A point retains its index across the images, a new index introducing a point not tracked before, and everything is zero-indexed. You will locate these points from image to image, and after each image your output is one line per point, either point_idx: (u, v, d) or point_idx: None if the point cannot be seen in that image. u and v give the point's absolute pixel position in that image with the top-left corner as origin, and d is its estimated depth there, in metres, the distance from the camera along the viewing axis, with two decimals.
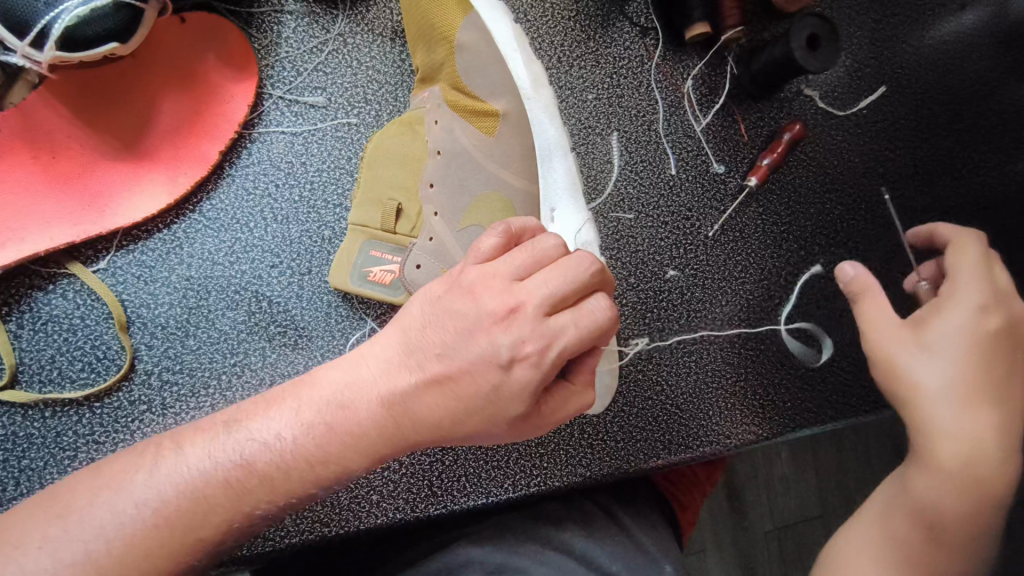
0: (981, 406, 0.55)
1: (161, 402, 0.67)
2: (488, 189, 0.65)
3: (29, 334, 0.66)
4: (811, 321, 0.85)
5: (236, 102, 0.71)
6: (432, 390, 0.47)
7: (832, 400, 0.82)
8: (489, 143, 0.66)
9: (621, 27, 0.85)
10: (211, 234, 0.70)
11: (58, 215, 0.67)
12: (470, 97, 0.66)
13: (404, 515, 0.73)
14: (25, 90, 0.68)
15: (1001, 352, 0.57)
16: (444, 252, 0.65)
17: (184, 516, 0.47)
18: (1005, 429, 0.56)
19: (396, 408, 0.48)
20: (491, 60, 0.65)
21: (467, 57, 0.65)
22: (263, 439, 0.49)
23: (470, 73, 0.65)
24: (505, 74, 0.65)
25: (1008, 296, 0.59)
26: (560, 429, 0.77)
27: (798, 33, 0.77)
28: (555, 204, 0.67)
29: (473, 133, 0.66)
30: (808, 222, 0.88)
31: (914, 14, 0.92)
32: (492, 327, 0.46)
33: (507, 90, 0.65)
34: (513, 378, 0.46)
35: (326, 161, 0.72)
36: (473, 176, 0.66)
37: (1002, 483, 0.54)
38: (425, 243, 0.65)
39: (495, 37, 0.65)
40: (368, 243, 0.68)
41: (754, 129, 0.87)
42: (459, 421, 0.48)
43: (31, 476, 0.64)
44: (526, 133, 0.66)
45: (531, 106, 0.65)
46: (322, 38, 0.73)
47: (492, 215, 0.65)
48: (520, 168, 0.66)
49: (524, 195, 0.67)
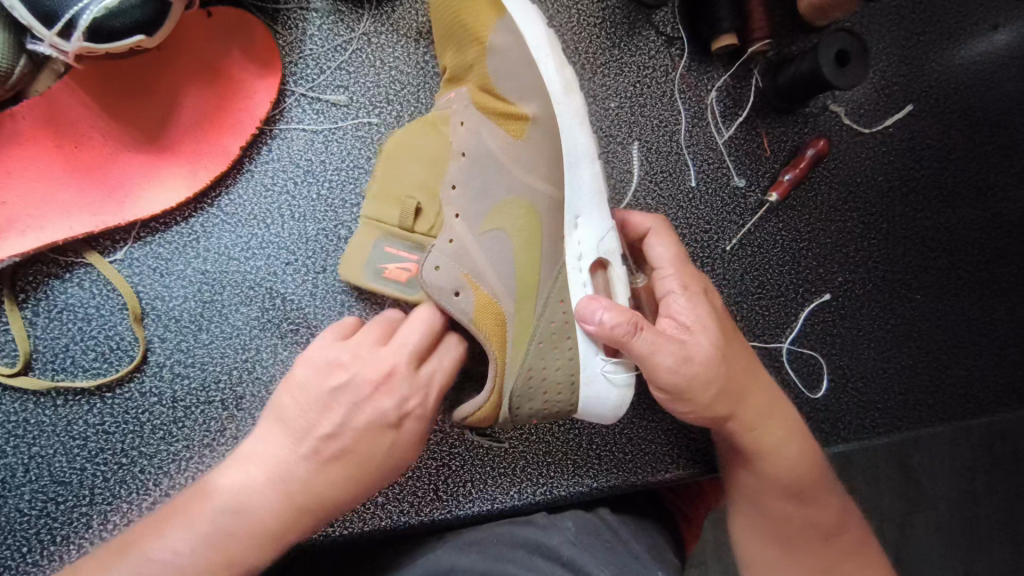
0: (742, 366, 0.62)
1: (172, 394, 0.67)
2: (512, 194, 0.63)
3: (45, 322, 0.67)
4: (819, 342, 0.87)
5: (259, 98, 0.71)
6: (339, 463, 0.54)
7: (845, 422, 0.86)
8: (515, 146, 0.63)
9: (647, 35, 0.83)
10: (228, 229, 0.70)
11: (78, 206, 0.67)
12: (499, 99, 0.64)
13: (407, 519, 0.72)
14: (51, 79, 0.67)
15: (718, 310, 0.64)
16: (464, 255, 0.62)
17: None
18: (758, 375, 0.64)
19: (303, 490, 0.54)
20: (524, 62, 0.63)
21: (497, 59, 0.64)
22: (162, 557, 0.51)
23: (498, 76, 0.64)
24: (538, 80, 0.63)
25: (680, 265, 0.65)
26: (568, 438, 0.77)
27: (826, 50, 0.76)
28: (580, 211, 0.64)
29: (500, 134, 0.64)
30: (829, 239, 0.88)
31: (944, 33, 0.92)
32: (374, 393, 0.55)
33: (538, 93, 0.63)
34: (403, 429, 0.56)
35: (345, 160, 0.72)
36: (497, 179, 0.63)
37: (787, 418, 0.65)
38: (445, 244, 0.62)
39: (528, 39, 0.64)
40: (382, 238, 0.68)
41: (777, 143, 0.86)
42: (359, 485, 0.55)
43: (40, 463, 0.65)
44: (557, 138, 0.63)
45: (563, 111, 0.63)
46: (347, 37, 0.73)
47: (516, 221, 0.63)
48: (550, 174, 0.63)
49: (551, 201, 0.63)
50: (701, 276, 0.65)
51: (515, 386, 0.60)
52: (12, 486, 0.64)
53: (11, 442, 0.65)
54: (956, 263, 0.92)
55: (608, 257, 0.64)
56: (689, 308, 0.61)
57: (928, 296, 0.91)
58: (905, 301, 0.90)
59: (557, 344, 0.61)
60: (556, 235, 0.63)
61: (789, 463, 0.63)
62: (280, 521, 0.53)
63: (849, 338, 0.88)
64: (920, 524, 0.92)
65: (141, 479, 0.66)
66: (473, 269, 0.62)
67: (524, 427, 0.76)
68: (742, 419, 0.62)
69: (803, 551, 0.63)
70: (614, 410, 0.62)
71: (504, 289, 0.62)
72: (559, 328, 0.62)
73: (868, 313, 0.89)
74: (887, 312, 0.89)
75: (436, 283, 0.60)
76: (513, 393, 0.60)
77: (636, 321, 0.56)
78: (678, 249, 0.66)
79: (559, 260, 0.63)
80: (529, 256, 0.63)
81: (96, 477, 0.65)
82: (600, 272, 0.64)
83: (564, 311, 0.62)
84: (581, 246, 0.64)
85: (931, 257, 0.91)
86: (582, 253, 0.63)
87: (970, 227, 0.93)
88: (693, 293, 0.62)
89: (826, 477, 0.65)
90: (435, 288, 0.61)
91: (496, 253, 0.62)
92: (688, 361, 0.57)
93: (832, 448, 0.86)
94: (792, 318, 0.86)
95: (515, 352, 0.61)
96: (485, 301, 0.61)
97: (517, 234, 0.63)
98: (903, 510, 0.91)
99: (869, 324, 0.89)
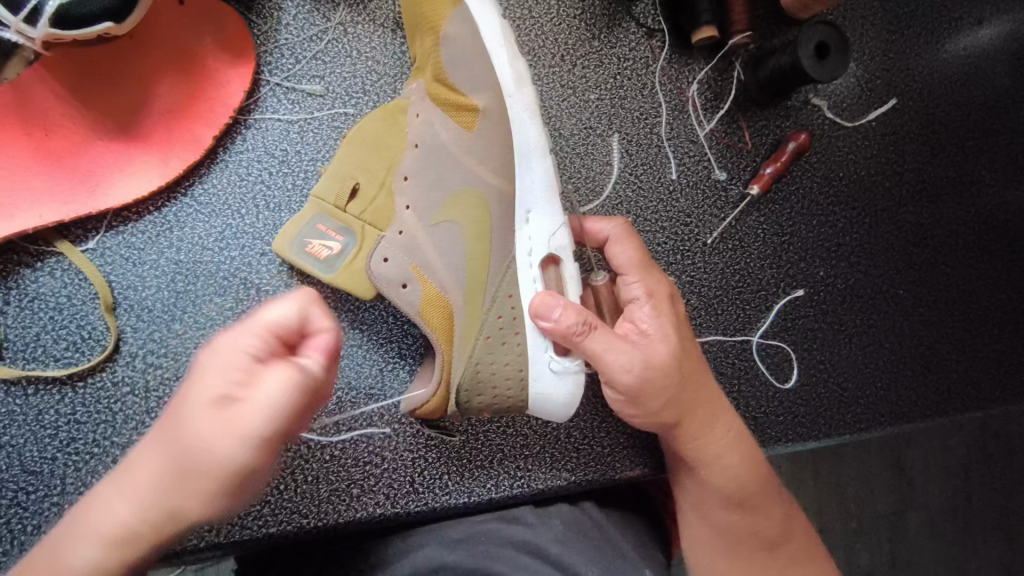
0: (696, 372, 0.62)
1: (144, 384, 0.67)
2: (462, 185, 0.63)
3: (16, 311, 0.66)
4: (801, 337, 0.86)
5: (232, 86, 0.70)
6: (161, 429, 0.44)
7: (827, 417, 0.86)
8: (467, 138, 0.63)
9: (628, 27, 0.83)
10: (202, 219, 0.69)
11: (47, 194, 0.66)
12: (453, 90, 0.64)
13: (383, 511, 0.72)
14: (21, 66, 0.67)
15: (683, 318, 0.64)
16: (413, 246, 0.63)
17: None
18: (708, 384, 0.64)
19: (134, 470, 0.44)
20: (475, 53, 0.63)
21: (451, 49, 0.64)
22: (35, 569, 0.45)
23: (451, 66, 0.64)
24: (488, 70, 0.63)
25: (646, 271, 0.65)
26: (546, 431, 0.77)
27: (806, 42, 0.76)
28: (532, 206, 0.63)
29: (452, 126, 0.64)
30: (811, 233, 0.87)
31: (929, 26, 0.91)
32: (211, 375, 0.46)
33: (488, 84, 0.63)
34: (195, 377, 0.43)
35: (320, 151, 0.72)
36: (448, 170, 0.64)
37: (730, 427, 0.65)
38: (395, 236, 0.64)
39: (481, 30, 0.64)
40: (318, 216, 0.67)
41: (758, 137, 0.86)
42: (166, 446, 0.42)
43: (12, 452, 0.65)
44: (506, 129, 0.62)
45: (513, 103, 0.63)
46: (323, 26, 0.73)
47: (466, 214, 0.63)
48: (500, 166, 0.62)
49: (501, 194, 0.62)
50: (668, 281, 0.65)
51: (461, 379, 0.60)
52: None
53: None
54: (940, 260, 0.92)
55: (559, 253, 0.63)
56: (653, 316, 0.61)
57: (911, 291, 0.91)
58: (888, 297, 0.90)
59: (505, 340, 0.61)
60: (506, 229, 0.62)
61: (733, 472, 0.63)
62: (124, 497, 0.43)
63: (832, 334, 0.88)
64: (910, 523, 0.91)
65: (112, 469, 0.65)
66: (422, 260, 0.63)
67: (502, 420, 0.76)
68: (689, 428, 0.62)
69: (747, 559, 0.63)
70: (566, 408, 0.61)
71: (453, 280, 0.62)
72: (507, 323, 0.61)
73: (851, 307, 0.88)
74: (870, 308, 0.89)
75: (386, 275, 0.63)
76: (461, 386, 0.60)
77: (587, 319, 0.57)
78: (646, 259, 0.66)
79: (510, 254, 0.62)
80: (479, 249, 0.62)
81: (68, 467, 0.65)
82: (552, 268, 0.64)
83: (512, 306, 0.61)
84: (531, 240, 0.63)
85: (914, 252, 0.91)
86: (533, 249, 0.63)
87: (955, 222, 0.92)
88: (657, 301, 0.62)
89: (774, 486, 0.66)
90: (385, 280, 0.63)
91: (445, 245, 0.63)
92: (642, 365, 0.57)
93: (814, 443, 0.85)
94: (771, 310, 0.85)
95: (463, 346, 0.61)
96: (432, 293, 0.62)
97: (466, 227, 0.62)
98: (891, 509, 0.91)
99: (852, 319, 0.88)
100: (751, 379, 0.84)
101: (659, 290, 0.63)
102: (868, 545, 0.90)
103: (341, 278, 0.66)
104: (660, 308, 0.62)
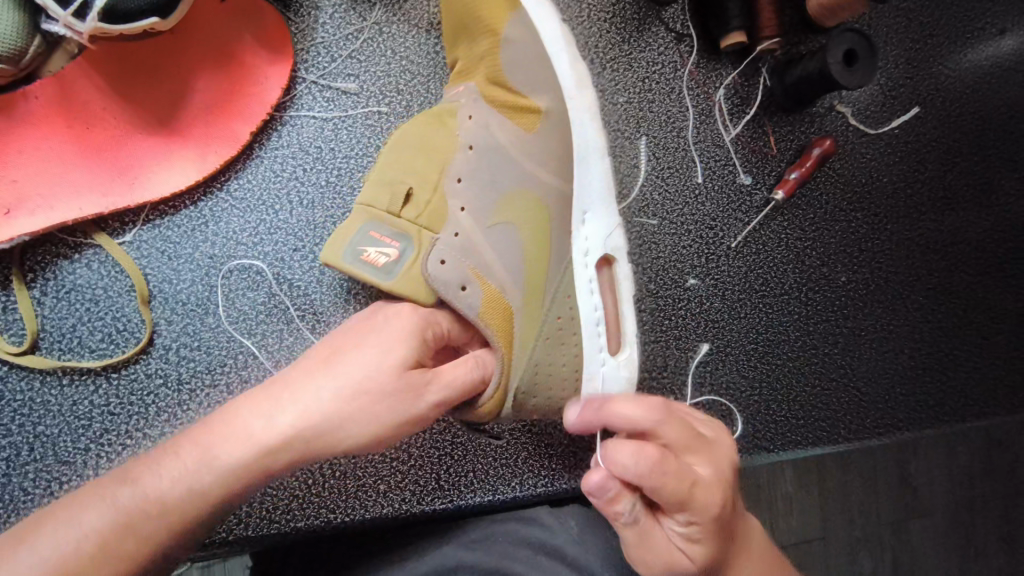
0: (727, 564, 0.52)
1: (177, 377, 0.68)
2: (520, 188, 0.64)
3: (52, 302, 0.67)
4: (822, 342, 0.87)
5: (270, 84, 0.71)
6: (329, 365, 0.54)
7: (848, 422, 0.87)
8: (527, 139, 0.65)
9: (656, 32, 0.84)
10: (237, 214, 0.70)
11: (87, 186, 0.67)
12: (511, 93, 0.66)
13: (409, 507, 0.72)
14: (63, 60, 0.67)
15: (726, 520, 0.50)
16: (472, 249, 0.62)
17: (139, 511, 0.47)
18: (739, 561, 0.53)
19: (299, 400, 0.52)
20: (536, 58, 0.65)
21: (512, 50, 0.66)
22: (158, 480, 0.48)
23: (510, 68, 0.66)
24: (550, 75, 0.65)
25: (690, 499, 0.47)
26: (571, 430, 0.77)
27: (836, 48, 0.76)
28: (588, 208, 0.65)
29: (511, 127, 0.66)
30: (833, 239, 0.88)
31: (953, 35, 0.92)
32: (376, 331, 0.56)
33: (550, 88, 0.65)
34: (390, 330, 0.56)
35: (355, 149, 0.73)
36: (507, 173, 0.65)
37: None
38: (451, 238, 0.62)
39: (541, 33, 0.66)
40: (368, 223, 0.63)
41: (783, 143, 0.87)
42: (360, 381, 0.52)
43: (45, 443, 0.65)
44: (567, 132, 0.65)
45: (573, 105, 0.65)
46: (358, 26, 0.73)
47: (524, 216, 0.64)
48: (558, 170, 0.65)
49: (558, 195, 0.65)
50: (716, 490, 0.48)
51: (520, 381, 0.60)
52: (16, 466, 0.64)
53: (16, 421, 0.65)
54: (960, 267, 0.92)
55: (614, 254, 0.65)
56: (689, 540, 0.49)
57: (932, 296, 0.91)
58: (908, 302, 0.91)
59: (563, 340, 0.61)
60: (562, 229, 0.65)
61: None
62: (295, 417, 0.51)
63: (853, 339, 0.88)
64: (914, 532, 0.89)
65: None
66: (479, 263, 0.62)
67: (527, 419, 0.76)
68: None
69: None
70: None
71: (510, 281, 0.62)
72: (566, 325, 0.62)
73: (871, 312, 0.89)
74: (890, 315, 0.90)
75: (443, 277, 0.60)
76: (519, 388, 0.60)
77: (640, 511, 0.49)
78: (709, 484, 0.48)
79: (567, 255, 0.64)
80: (538, 249, 0.64)
81: (100, 458, 0.65)
82: (605, 269, 0.65)
83: (570, 306, 0.62)
84: (588, 242, 0.64)
85: (934, 260, 0.92)
86: (589, 249, 0.64)
87: (973, 230, 0.93)
88: (695, 528, 0.48)
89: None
90: (442, 282, 0.60)
91: (502, 246, 0.63)
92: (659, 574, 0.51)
93: (833, 447, 0.86)
94: (795, 315, 0.86)
95: (522, 347, 0.60)
96: (492, 295, 0.61)
97: (524, 228, 0.64)
98: (895, 516, 0.88)
99: (872, 325, 0.89)
100: (771, 382, 0.84)
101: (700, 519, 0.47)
102: (872, 552, 0.87)
103: (399, 287, 0.61)
104: (695, 536, 0.48)
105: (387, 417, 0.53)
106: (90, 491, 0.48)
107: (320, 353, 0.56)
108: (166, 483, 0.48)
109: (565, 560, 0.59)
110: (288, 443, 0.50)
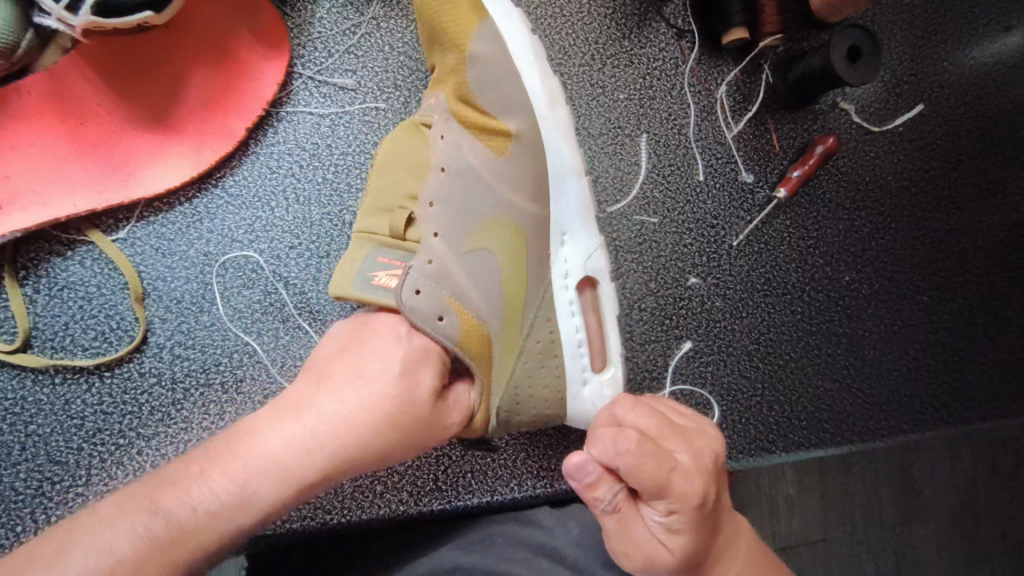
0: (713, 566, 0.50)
1: (171, 376, 0.67)
2: (496, 213, 0.63)
3: (45, 300, 0.66)
4: (825, 342, 0.86)
5: (266, 79, 0.70)
6: (356, 385, 0.53)
7: (850, 423, 0.86)
8: (500, 162, 0.64)
9: (657, 28, 0.83)
10: (233, 211, 0.69)
11: (82, 182, 0.66)
12: (479, 112, 0.64)
13: (406, 509, 0.72)
14: (56, 55, 0.66)
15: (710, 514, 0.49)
16: (446, 277, 0.58)
17: (173, 541, 0.45)
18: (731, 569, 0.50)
19: (328, 421, 0.51)
20: (502, 76, 0.65)
21: (479, 66, 0.64)
22: (191, 507, 0.46)
23: (478, 86, 0.64)
24: (520, 96, 0.65)
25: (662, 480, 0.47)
26: (570, 431, 0.76)
27: (839, 43, 0.75)
28: (566, 229, 0.66)
29: (481, 149, 0.64)
30: (837, 237, 0.87)
31: (957, 32, 0.91)
32: (399, 347, 0.55)
33: (521, 110, 0.65)
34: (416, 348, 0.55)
35: (351, 145, 0.72)
36: (479, 198, 0.62)
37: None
38: (424, 265, 0.58)
39: (507, 49, 0.66)
40: (375, 250, 0.60)
41: (786, 140, 0.86)
42: (389, 406, 0.52)
43: (36, 442, 0.64)
44: (541, 155, 0.66)
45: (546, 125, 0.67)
46: (356, 21, 0.73)
47: (500, 242, 0.62)
48: (530, 194, 0.64)
49: (533, 219, 0.64)
50: (693, 476, 0.48)
51: (502, 402, 0.60)
52: (7, 465, 0.63)
53: (8, 420, 0.64)
54: (964, 265, 0.91)
55: (595, 274, 0.67)
56: (667, 530, 0.48)
57: (936, 296, 0.90)
58: (912, 303, 0.89)
59: (544, 362, 0.62)
60: (538, 252, 0.64)
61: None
62: (327, 441, 0.50)
63: (857, 339, 0.87)
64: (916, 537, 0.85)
65: (136, 461, 0.65)
66: (455, 291, 0.59)
67: None
68: None
69: None
70: None
71: (487, 310, 0.60)
72: (545, 347, 0.62)
73: (875, 312, 0.88)
74: (894, 315, 0.89)
75: (420, 308, 0.56)
76: (501, 410, 0.60)
77: (621, 500, 0.50)
78: (688, 470, 0.48)
79: (545, 277, 0.64)
80: (516, 275, 0.62)
81: (92, 458, 0.65)
82: (588, 290, 0.67)
83: (549, 329, 0.63)
84: (567, 263, 0.66)
85: (939, 259, 0.91)
86: (568, 271, 0.66)
87: (978, 228, 0.92)
88: (671, 514, 0.47)
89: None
90: (419, 314, 0.56)
91: (479, 274, 0.60)
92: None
93: (836, 448, 0.85)
94: (798, 315, 0.85)
95: (502, 373, 0.60)
96: (471, 324, 0.59)
97: (500, 254, 0.62)
98: (898, 518, 0.85)
99: (876, 325, 0.88)
100: (774, 383, 0.83)
101: (674, 501, 0.47)
102: (875, 557, 0.83)
103: None
104: (671, 523, 0.47)
105: (414, 439, 0.54)
106: (116, 513, 0.46)
107: (341, 368, 0.55)
108: (200, 511, 0.46)
109: (563, 562, 0.58)
110: (315, 467, 0.49)
